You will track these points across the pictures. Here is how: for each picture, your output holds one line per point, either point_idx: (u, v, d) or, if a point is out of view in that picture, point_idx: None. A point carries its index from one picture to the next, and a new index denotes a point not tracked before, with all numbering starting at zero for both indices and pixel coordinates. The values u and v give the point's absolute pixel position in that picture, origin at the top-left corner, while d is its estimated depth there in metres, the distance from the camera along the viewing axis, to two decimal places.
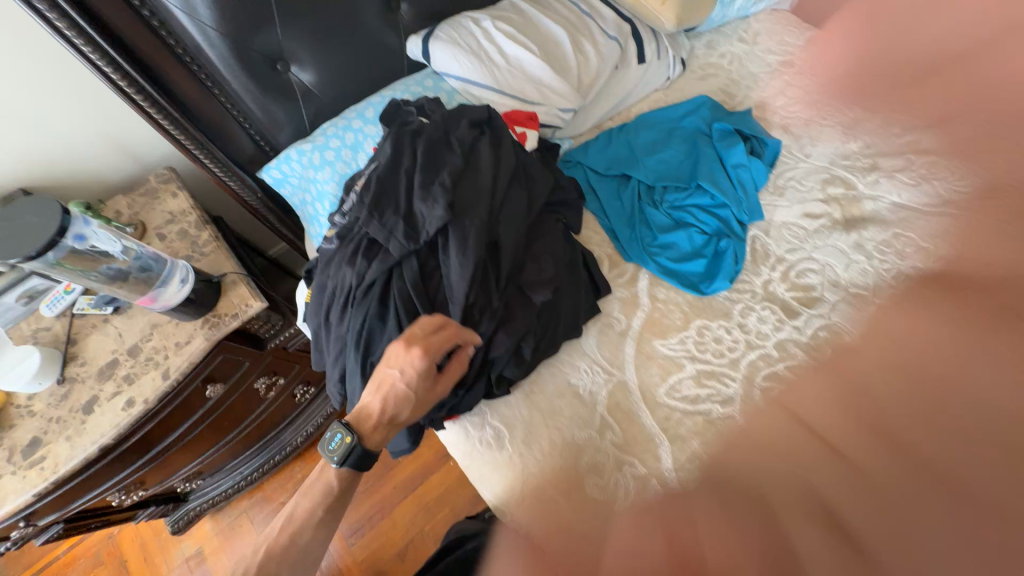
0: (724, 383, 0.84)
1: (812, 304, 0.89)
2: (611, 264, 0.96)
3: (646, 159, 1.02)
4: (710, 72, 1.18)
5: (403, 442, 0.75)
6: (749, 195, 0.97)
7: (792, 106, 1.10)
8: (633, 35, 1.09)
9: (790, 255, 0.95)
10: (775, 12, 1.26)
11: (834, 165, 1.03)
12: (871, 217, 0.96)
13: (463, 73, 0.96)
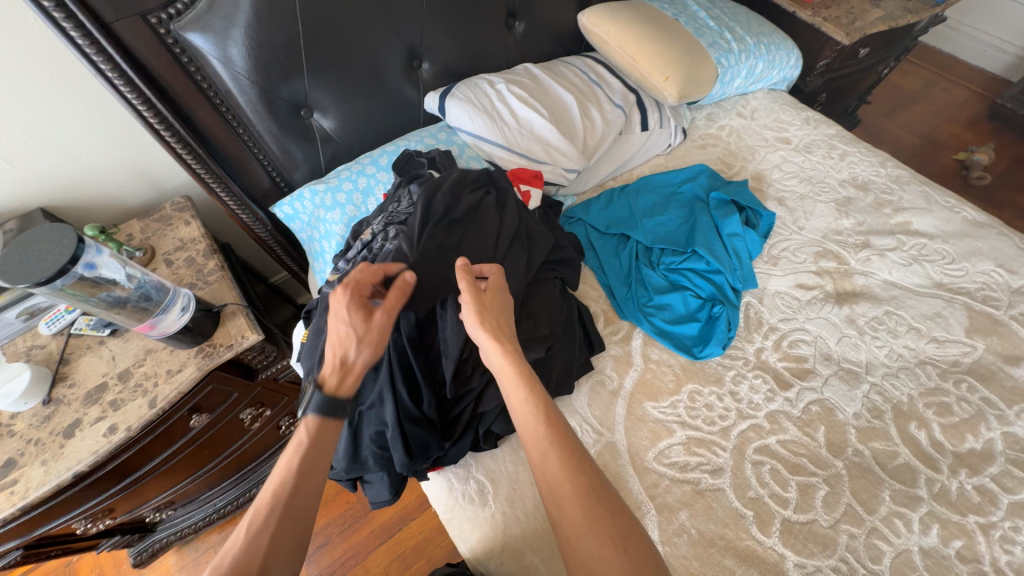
0: (714, 452, 0.83)
1: (804, 375, 0.90)
2: (606, 320, 0.97)
3: (645, 221, 1.05)
4: (710, 142, 1.24)
5: (384, 493, 0.73)
6: (743, 263, 0.99)
7: (787, 181, 1.15)
8: (638, 105, 1.16)
9: (783, 324, 0.96)
10: (772, 91, 1.35)
11: (827, 239, 1.06)
12: (863, 292, 1.00)
13: (474, 130, 1.01)
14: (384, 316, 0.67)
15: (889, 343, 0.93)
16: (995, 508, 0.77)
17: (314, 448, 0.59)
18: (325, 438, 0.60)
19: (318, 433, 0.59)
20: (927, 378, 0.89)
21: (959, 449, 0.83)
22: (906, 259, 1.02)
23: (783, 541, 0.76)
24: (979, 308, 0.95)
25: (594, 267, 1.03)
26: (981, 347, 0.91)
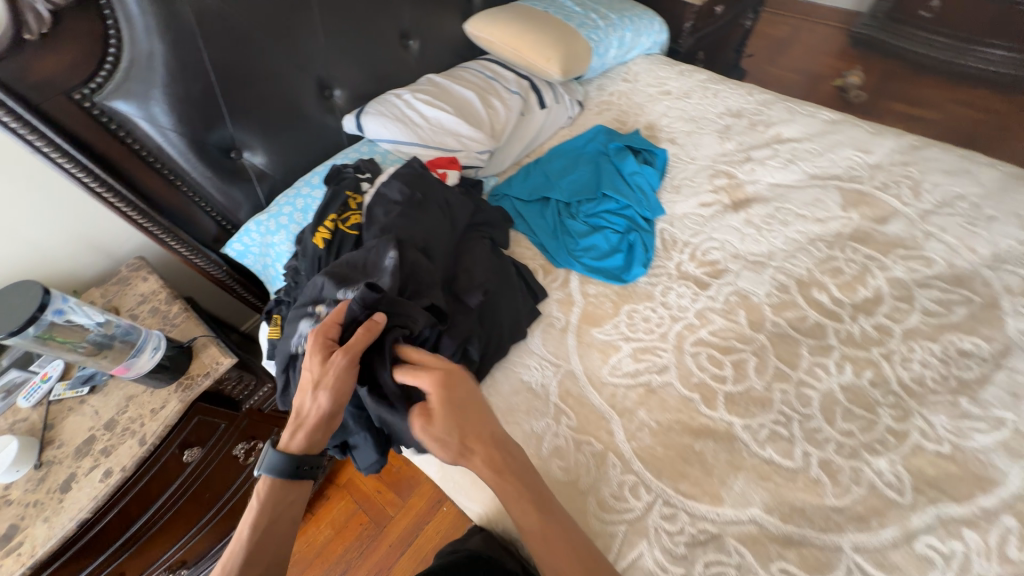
0: (658, 355, 0.95)
1: (719, 274, 1.03)
2: (544, 272, 1.08)
3: (558, 181, 1.18)
4: (604, 107, 1.40)
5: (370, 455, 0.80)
6: (648, 195, 1.13)
7: (674, 124, 1.32)
8: (532, 89, 1.32)
9: (694, 238, 1.09)
10: (648, 56, 1.54)
11: (716, 163, 1.22)
12: (754, 197, 1.15)
13: (391, 136, 1.13)
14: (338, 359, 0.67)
15: (784, 232, 1.08)
16: (892, 338, 0.91)
17: (268, 508, 0.70)
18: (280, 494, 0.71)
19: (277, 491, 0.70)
20: (819, 252, 1.04)
21: (855, 300, 0.96)
22: (784, 162, 1.19)
23: (729, 410, 0.87)
24: (848, 187, 1.12)
25: (525, 230, 1.14)
26: (856, 216, 1.07)
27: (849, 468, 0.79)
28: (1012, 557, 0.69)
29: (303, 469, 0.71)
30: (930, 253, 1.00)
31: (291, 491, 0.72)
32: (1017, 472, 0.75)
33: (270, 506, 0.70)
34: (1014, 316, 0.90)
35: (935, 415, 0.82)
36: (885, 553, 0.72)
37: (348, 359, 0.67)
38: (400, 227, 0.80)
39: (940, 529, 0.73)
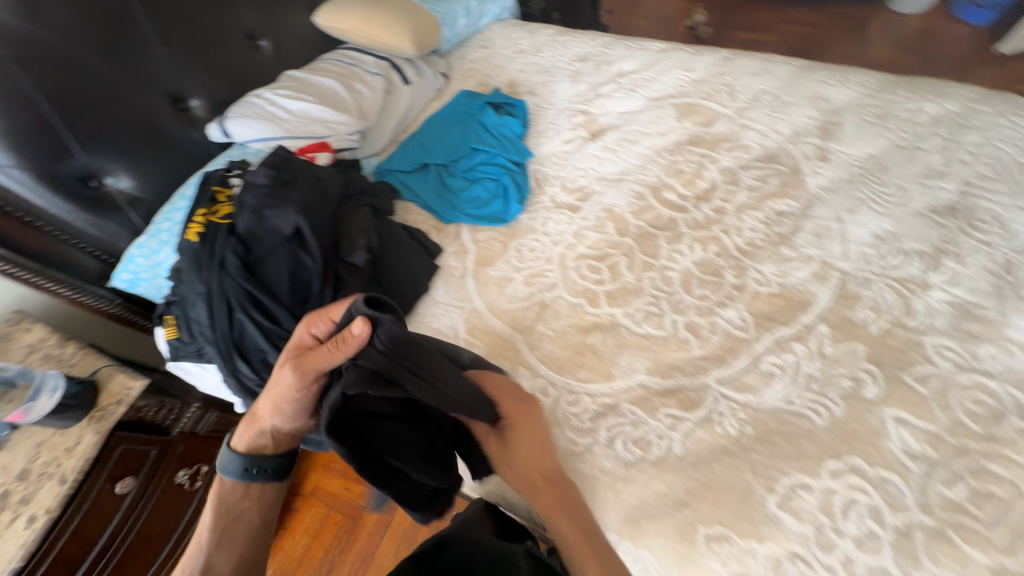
0: (546, 275, 1.07)
1: (587, 197, 1.17)
2: (436, 230, 1.17)
3: (433, 147, 1.27)
4: (468, 75, 1.49)
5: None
6: (513, 142, 1.24)
7: (531, 78, 1.44)
8: (392, 67, 1.38)
9: (562, 173, 1.22)
10: (500, 20, 1.64)
11: (572, 104, 1.36)
12: (608, 126, 1.29)
13: (258, 133, 1.15)
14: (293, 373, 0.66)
15: (635, 150, 1.23)
16: (728, 215, 1.08)
17: (224, 507, 0.77)
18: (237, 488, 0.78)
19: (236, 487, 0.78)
20: (665, 160, 1.20)
21: (697, 192, 1.13)
22: (627, 92, 1.35)
23: (610, 305, 1.01)
24: (680, 102, 1.29)
25: (411, 198, 1.22)
26: (689, 125, 1.25)
27: (707, 323, 0.96)
28: (827, 354, 0.88)
29: (256, 472, 0.78)
30: (747, 142, 1.19)
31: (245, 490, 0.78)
32: (825, 292, 0.95)
33: (229, 509, 0.77)
34: (812, 176, 1.10)
35: (764, 266, 1.00)
36: (740, 379, 0.89)
37: (297, 377, 0.66)
38: (274, 208, 0.83)
39: (777, 349, 0.90)
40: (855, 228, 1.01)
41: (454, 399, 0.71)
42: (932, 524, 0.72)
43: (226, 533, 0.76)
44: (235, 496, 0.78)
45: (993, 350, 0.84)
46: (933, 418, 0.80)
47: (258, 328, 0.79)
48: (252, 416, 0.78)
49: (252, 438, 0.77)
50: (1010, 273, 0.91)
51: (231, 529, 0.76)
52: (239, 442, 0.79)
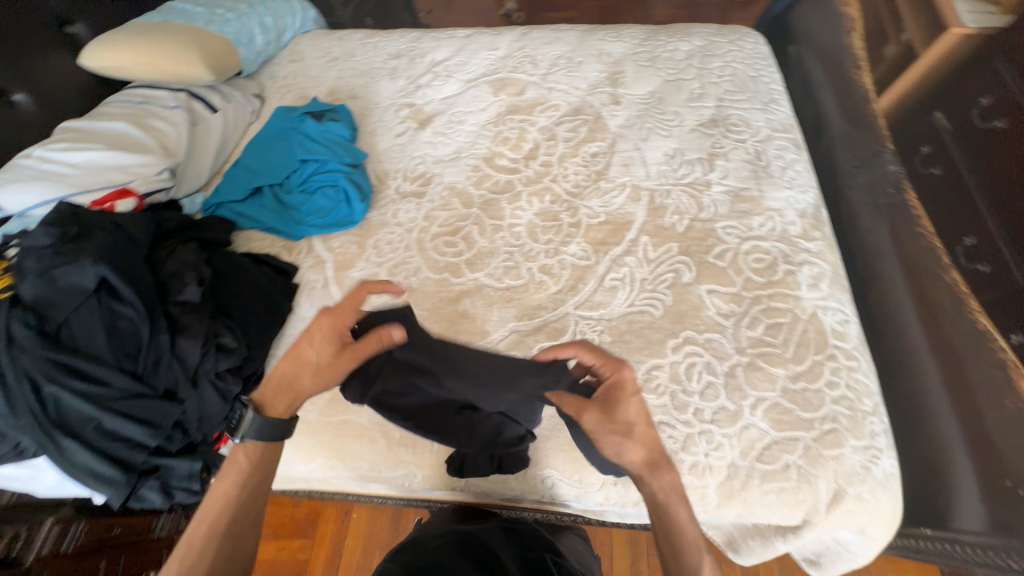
0: (409, 262, 1.10)
1: (430, 181, 1.22)
2: (287, 250, 1.13)
3: (260, 168, 1.21)
4: (284, 91, 1.45)
5: (186, 464, 0.79)
6: (342, 145, 1.21)
7: (350, 82, 1.45)
8: (193, 97, 1.27)
9: (401, 164, 1.26)
10: (304, 33, 1.62)
11: (396, 99, 1.40)
12: (434, 113, 1.36)
13: (36, 197, 0.98)
14: (351, 360, 0.72)
15: (463, 129, 1.31)
16: (553, 167, 1.21)
17: (258, 471, 0.70)
18: (264, 458, 0.70)
19: (258, 458, 0.70)
20: (491, 131, 1.29)
21: (525, 154, 1.25)
22: (444, 79, 1.42)
23: (472, 270, 1.08)
24: (492, 78, 1.40)
25: (251, 224, 1.17)
26: (504, 97, 1.36)
27: (557, 262, 1.07)
28: (652, 258, 1.05)
29: (288, 436, 0.71)
30: (556, 101, 1.33)
31: (263, 461, 0.70)
32: (640, 210, 1.12)
33: (240, 490, 0.67)
34: (612, 119, 1.28)
35: (592, 202, 1.15)
36: (592, 298, 1.01)
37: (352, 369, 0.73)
38: (63, 265, 0.74)
39: (615, 266, 1.05)
40: (651, 153, 1.20)
41: (485, 378, 0.78)
42: (746, 361, 0.91)
43: (236, 516, 0.65)
44: (250, 472, 0.69)
45: (761, 219, 1.07)
46: (732, 282, 1.00)
47: (80, 397, 0.70)
48: (277, 380, 0.72)
49: (285, 408, 0.72)
50: (761, 159, 1.16)
51: (240, 514, 0.66)
52: (261, 404, 0.72)
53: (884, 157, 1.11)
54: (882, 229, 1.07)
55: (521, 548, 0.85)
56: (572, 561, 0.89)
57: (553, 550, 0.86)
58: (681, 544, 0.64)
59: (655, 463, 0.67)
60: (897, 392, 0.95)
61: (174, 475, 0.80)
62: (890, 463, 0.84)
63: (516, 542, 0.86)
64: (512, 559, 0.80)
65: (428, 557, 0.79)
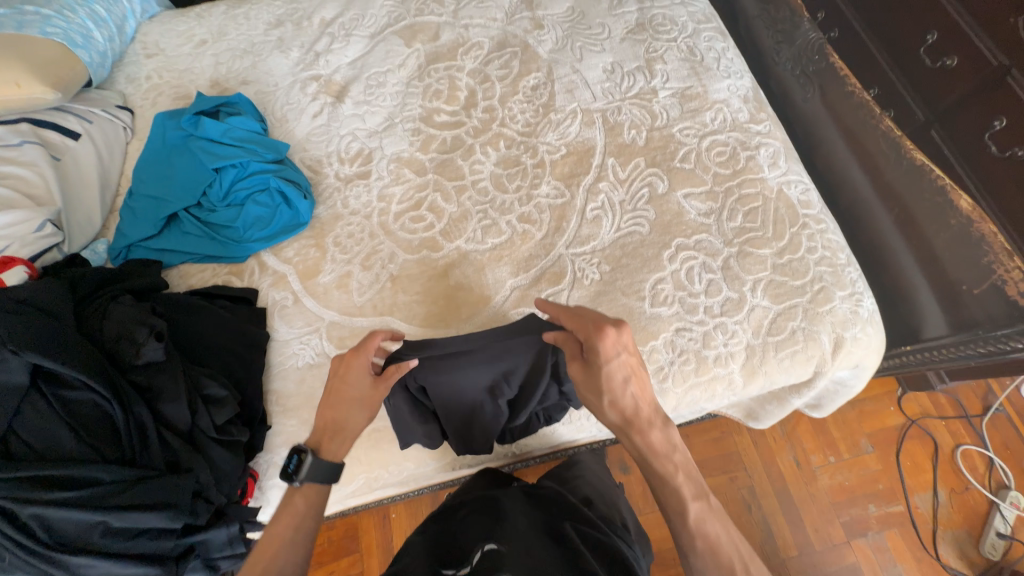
0: (380, 250, 1.01)
1: (371, 157, 1.10)
2: (237, 274, 0.99)
3: (167, 192, 1.02)
4: (156, 95, 1.20)
5: (223, 531, 0.70)
6: (257, 140, 1.04)
7: (234, 67, 1.23)
8: (40, 125, 1.01)
9: (331, 146, 1.12)
10: (151, 18, 1.32)
11: (298, 75, 1.21)
12: (347, 81, 1.20)
13: None
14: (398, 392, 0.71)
15: (386, 92, 1.17)
16: (497, 110, 1.13)
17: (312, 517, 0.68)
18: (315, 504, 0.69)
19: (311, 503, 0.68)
20: (418, 87, 1.17)
21: (463, 103, 1.15)
22: (345, 39, 1.25)
23: (450, 239, 1.01)
24: (399, 28, 1.25)
25: (183, 259, 1.00)
26: (419, 46, 1.22)
27: (533, 207, 1.03)
28: (623, 178, 1.04)
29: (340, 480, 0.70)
30: (477, 38, 1.22)
31: (315, 509, 0.68)
32: (597, 133, 1.09)
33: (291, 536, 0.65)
34: (540, 45, 1.20)
35: (548, 137, 1.10)
36: (580, 233, 1.00)
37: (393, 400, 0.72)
38: None
39: (591, 195, 1.03)
40: (590, 72, 1.16)
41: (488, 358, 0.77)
42: (736, 250, 0.96)
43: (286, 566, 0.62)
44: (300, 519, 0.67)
45: (712, 114, 1.09)
46: (703, 181, 1.02)
47: (70, 506, 0.59)
48: (326, 424, 0.71)
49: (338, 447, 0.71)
50: (696, 54, 1.16)
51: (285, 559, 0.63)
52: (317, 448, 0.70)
53: (801, 25, 1.14)
54: (815, 97, 1.13)
55: (545, 515, 0.82)
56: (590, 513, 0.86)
57: (570, 513, 0.83)
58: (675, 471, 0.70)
59: (635, 418, 0.70)
60: (861, 239, 1.07)
61: (213, 547, 0.71)
62: (870, 301, 0.94)
63: (538, 511, 0.83)
64: (530, 521, 0.78)
65: (454, 535, 0.76)
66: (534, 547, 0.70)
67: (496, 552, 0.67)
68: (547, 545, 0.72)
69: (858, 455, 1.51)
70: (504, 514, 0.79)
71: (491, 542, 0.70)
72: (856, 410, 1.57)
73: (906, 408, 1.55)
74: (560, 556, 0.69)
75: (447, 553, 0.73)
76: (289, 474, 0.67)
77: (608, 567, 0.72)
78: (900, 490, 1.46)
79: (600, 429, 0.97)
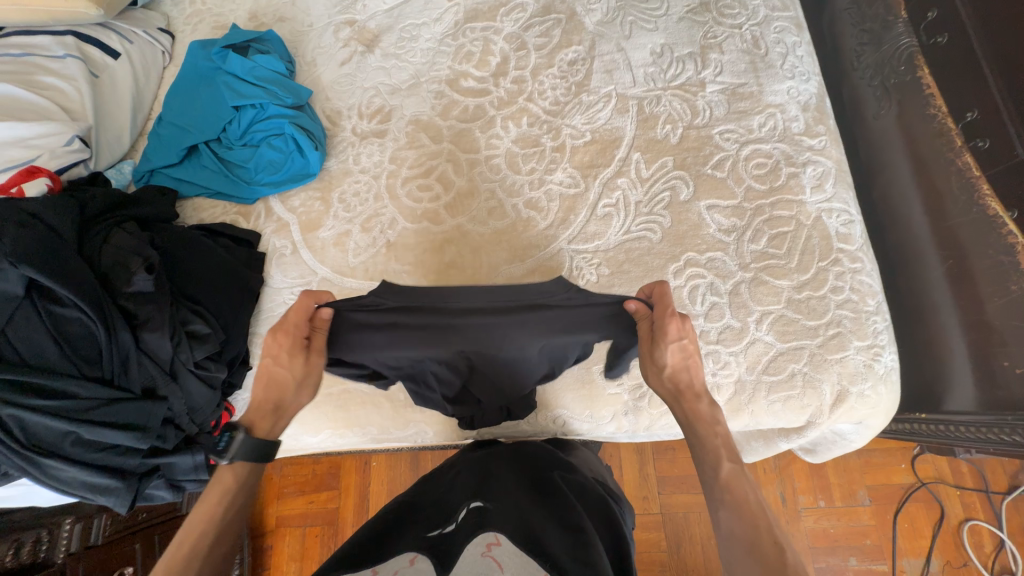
0: (383, 213, 0.99)
1: (390, 116, 1.07)
2: (244, 216, 1.01)
3: (191, 123, 1.04)
4: (196, 21, 1.21)
5: (186, 457, 0.77)
6: (278, 82, 1.03)
7: (273, 2, 1.21)
8: (85, 41, 1.04)
9: (353, 99, 1.09)
10: None
11: (333, 17, 1.17)
12: (380, 30, 1.15)
13: None
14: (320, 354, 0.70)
15: (417, 47, 1.12)
16: (527, 82, 1.06)
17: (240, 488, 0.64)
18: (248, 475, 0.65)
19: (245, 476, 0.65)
20: (450, 46, 1.11)
21: (493, 69, 1.08)
22: None
23: (452, 214, 0.99)
24: None
25: (198, 191, 1.03)
26: (460, 0, 1.15)
27: (544, 193, 0.98)
28: (645, 177, 0.96)
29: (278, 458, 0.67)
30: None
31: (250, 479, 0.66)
32: (628, 123, 1.00)
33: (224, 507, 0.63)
34: (588, 15, 1.10)
35: (575, 119, 1.02)
36: (585, 229, 0.94)
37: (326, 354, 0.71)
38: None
39: (606, 191, 0.96)
40: (636, 53, 1.05)
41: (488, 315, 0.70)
42: (750, 276, 0.88)
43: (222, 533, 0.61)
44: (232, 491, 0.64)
45: (762, 118, 0.97)
46: (733, 194, 0.93)
47: (46, 414, 0.67)
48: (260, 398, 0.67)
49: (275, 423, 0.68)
50: (760, 46, 1.02)
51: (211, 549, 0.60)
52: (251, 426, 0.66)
53: (896, 26, 0.97)
54: (890, 114, 0.98)
55: (533, 466, 0.82)
56: (582, 468, 0.87)
57: (561, 466, 0.84)
58: (715, 438, 0.67)
59: (686, 388, 0.69)
60: (899, 286, 0.95)
61: (176, 470, 0.78)
62: (891, 358, 0.85)
63: (525, 462, 0.83)
64: (520, 480, 0.78)
65: (440, 491, 0.77)
66: (522, 502, 0.71)
67: (480, 510, 0.69)
68: (534, 500, 0.72)
69: (852, 504, 1.42)
70: (493, 475, 0.79)
71: (478, 502, 0.71)
72: (861, 459, 1.46)
73: (918, 468, 1.43)
74: (551, 515, 0.68)
75: (432, 517, 0.70)
76: (220, 452, 0.62)
77: (597, 521, 0.73)
78: (889, 549, 1.39)
79: (574, 431, 0.95)
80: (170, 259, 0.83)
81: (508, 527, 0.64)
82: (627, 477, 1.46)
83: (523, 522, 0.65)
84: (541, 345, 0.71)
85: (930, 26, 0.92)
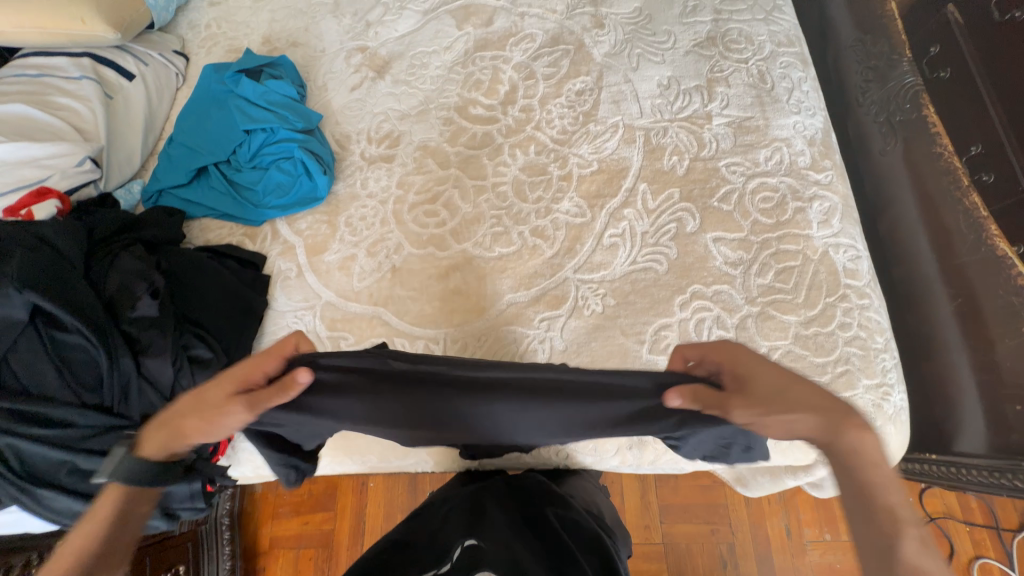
0: (389, 238, 0.99)
1: (398, 141, 1.08)
2: (251, 237, 1.01)
3: (202, 145, 1.05)
4: (211, 45, 1.23)
5: (183, 486, 0.77)
6: (289, 107, 1.04)
7: (287, 27, 1.23)
8: (100, 62, 1.06)
9: (362, 123, 1.10)
10: None
11: (345, 43, 1.20)
12: (391, 57, 1.17)
13: None
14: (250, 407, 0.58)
15: (427, 74, 1.14)
16: (535, 111, 1.07)
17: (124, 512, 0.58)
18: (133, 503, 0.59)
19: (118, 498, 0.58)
20: (460, 74, 1.13)
21: (501, 98, 1.09)
22: (398, 12, 1.21)
23: (458, 240, 0.99)
24: (454, 7, 1.20)
25: (205, 212, 1.03)
26: (471, 30, 1.17)
27: (550, 222, 0.98)
28: (652, 208, 0.96)
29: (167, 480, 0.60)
30: (530, 30, 1.15)
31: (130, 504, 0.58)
32: (636, 153, 1.01)
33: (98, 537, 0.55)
34: (596, 47, 1.11)
35: (582, 149, 1.03)
36: (591, 259, 0.94)
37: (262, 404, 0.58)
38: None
39: (613, 221, 0.96)
40: (644, 85, 1.07)
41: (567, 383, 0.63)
42: (756, 310, 0.87)
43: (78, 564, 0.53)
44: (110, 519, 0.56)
45: (768, 152, 0.97)
46: (739, 227, 0.93)
47: (45, 443, 0.66)
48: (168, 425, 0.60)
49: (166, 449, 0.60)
50: (766, 81, 1.03)
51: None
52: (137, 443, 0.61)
53: (900, 65, 0.98)
54: (896, 151, 0.99)
55: (525, 500, 0.80)
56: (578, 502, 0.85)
57: (555, 500, 0.82)
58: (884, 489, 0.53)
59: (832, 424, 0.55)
60: (907, 321, 0.94)
61: (172, 498, 0.78)
62: (900, 397, 0.84)
63: (518, 498, 0.81)
64: (513, 516, 0.76)
65: (433, 523, 0.75)
66: (517, 544, 0.69)
67: (476, 551, 0.67)
68: (528, 540, 0.71)
69: None
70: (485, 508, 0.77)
71: (472, 539, 0.69)
72: None
73: (926, 502, 1.40)
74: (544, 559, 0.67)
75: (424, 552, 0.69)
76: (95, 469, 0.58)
77: (589, 558, 0.73)
78: None
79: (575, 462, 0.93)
80: (176, 283, 0.83)
81: (498, 570, 0.64)
82: (628, 504, 1.43)
83: (514, 565, 0.65)
84: (544, 429, 0.64)
85: (932, 63, 0.94)
